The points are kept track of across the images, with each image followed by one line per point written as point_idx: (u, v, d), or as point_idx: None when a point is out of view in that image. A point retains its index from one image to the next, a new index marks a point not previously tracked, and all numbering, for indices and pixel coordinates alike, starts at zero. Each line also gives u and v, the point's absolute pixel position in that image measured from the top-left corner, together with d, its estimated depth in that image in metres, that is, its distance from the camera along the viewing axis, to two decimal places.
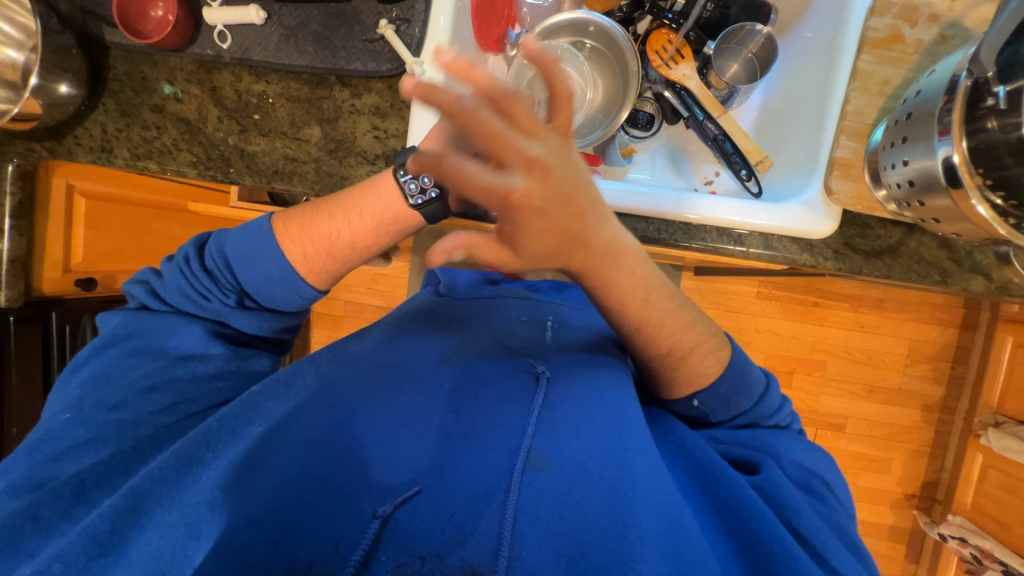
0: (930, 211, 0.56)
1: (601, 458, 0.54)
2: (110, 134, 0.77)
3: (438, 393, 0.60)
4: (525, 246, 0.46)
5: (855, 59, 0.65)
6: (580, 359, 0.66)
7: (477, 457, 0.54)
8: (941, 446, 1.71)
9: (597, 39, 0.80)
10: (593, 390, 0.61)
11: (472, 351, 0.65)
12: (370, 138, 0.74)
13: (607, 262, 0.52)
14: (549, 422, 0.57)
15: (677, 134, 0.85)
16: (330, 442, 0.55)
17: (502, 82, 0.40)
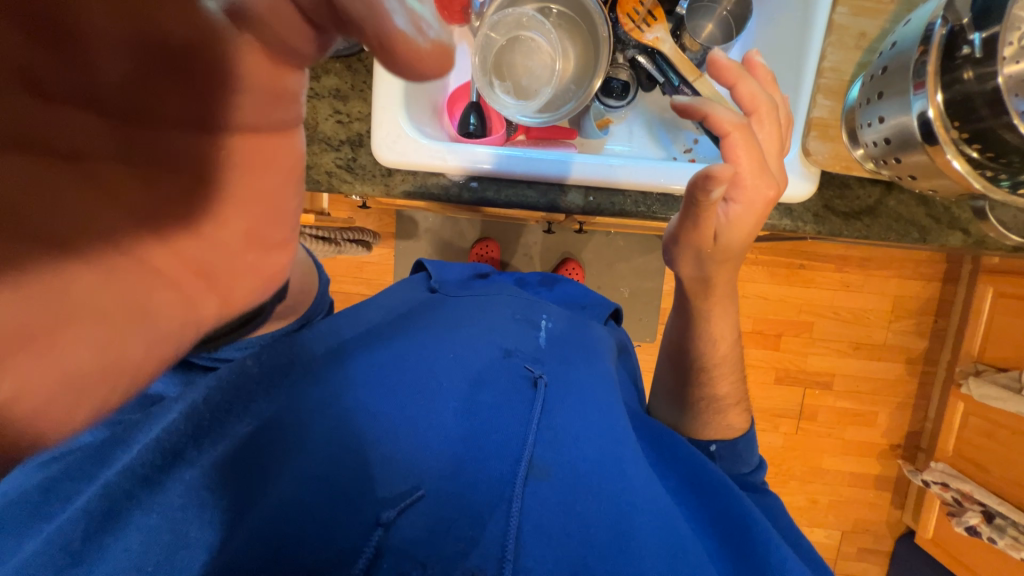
0: (906, 169, 0.56)
1: (600, 457, 0.55)
2: None
3: (437, 397, 0.58)
4: (755, 225, 0.60)
5: (831, 11, 0.62)
6: (573, 364, 0.67)
7: (481, 460, 0.53)
8: (923, 397, 1.77)
9: (563, 4, 0.78)
10: (587, 396, 0.62)
11: (471, 351, 0.64)
12: (333, 123, 0.71)
13: (725, 294, 0.68)
14: (551, 425, 0.57)
15: (653, 102, 0.86)
16: (329, 448, 0.52)
17: (735, 118, 0.54)
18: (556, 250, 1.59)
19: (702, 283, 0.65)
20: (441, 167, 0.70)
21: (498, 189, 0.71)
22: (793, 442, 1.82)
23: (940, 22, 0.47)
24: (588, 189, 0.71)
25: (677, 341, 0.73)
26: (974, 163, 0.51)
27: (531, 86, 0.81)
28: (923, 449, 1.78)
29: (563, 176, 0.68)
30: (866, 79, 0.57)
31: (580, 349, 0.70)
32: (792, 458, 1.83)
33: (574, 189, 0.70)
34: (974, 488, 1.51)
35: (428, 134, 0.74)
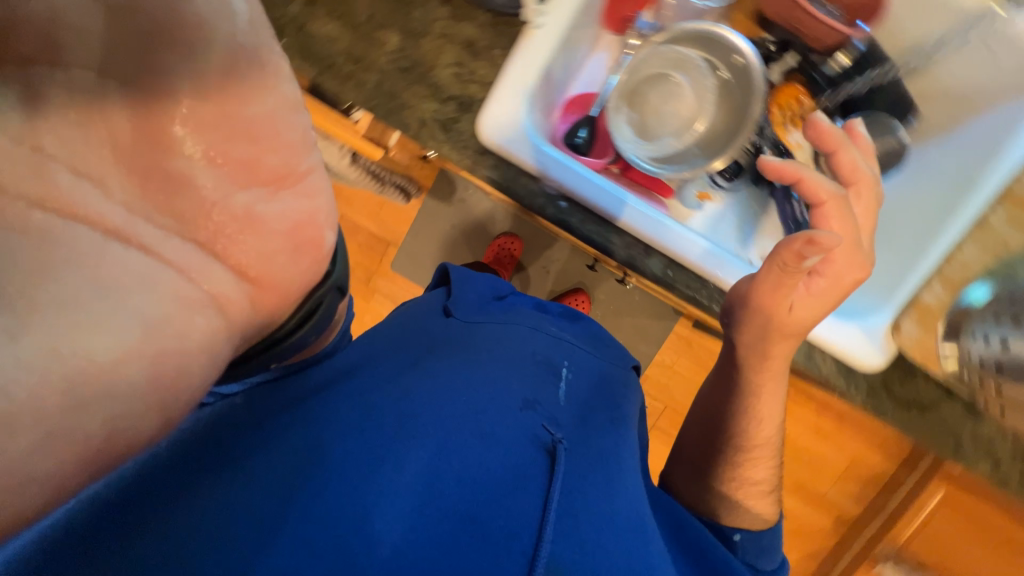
0: (1001, 393, 0.56)
1: (608, 552, 0.50)
2: None
3: (440, 453, 0.49)
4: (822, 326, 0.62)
5: (987, 207, 0.61)
6: (590, 431, 0.61)
7: (483, 544, 0.45)
8: (833, 558, 1.81)
9: (733, 71, 0.71)
10: (598, 476, 0.56)
11: (481, 397, 0.55)
12: (450, 73, 0.64)
13: (778, 381, 0.68)
14: (563, 508, 0.50)
15: (755, 198, 0.80)
16: (312, 505, 0.43)
17: (835, 189, 0.59)
18: (573, 276, 1.55)
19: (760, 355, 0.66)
20: (541, 171, 0.64)
21: (584, 218, 0.66)
22: None
23: None
24: (670, 261, 0.66)
25: (702, 442, 0.73)
26: None
27: (655, 129, 0.76)
28: None
29: (655, 239, 0.64)
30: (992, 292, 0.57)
31: (598, 418, 0.64)
32: None
33: (655, 255, 0.66)
34: None
35: (538, 131, 0.68)
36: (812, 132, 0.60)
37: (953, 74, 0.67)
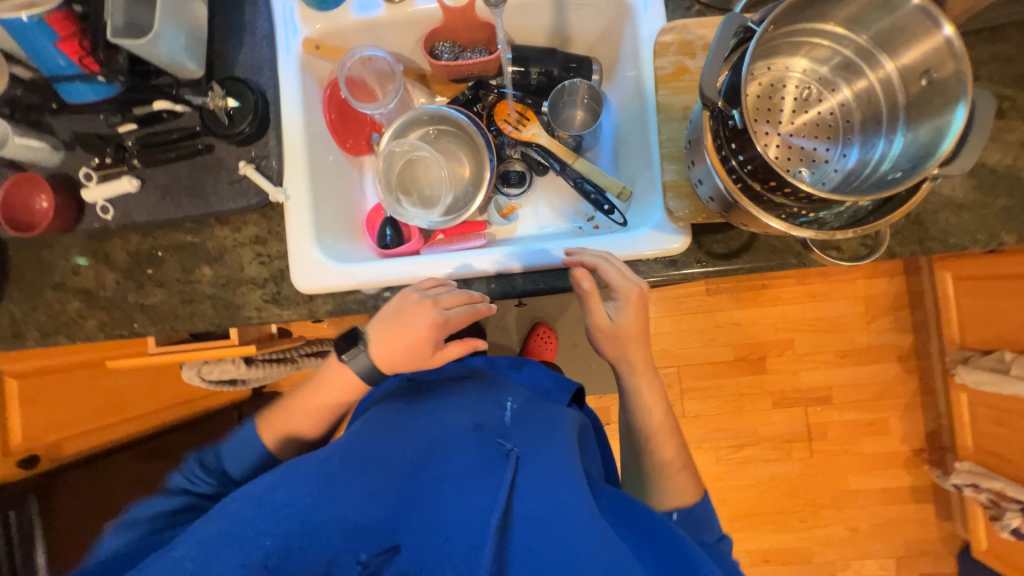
0: (737, 215, 0.59)
1: (557, 515, 0.55)
2: (18, 319, 0.82)
3: (424, 479, 0.61)
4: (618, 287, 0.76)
5: (656, 94, 0.72)
6: (541, 428, 0.68)
7: (450, 513, 0.57)
8: (929, 392, 1.70)
9: (436, 123, 0.90)
10: (564, 474, 0.59)
11: (448, 429, 0.66)
12: (256, 265, 0.79)
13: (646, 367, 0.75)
14: (522, 507, 0.57)
15: (550, 184, 0.95)
16: (328, 507, 0.55)
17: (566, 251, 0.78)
18: (525, 316, 1.63)
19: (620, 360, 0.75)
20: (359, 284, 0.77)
21: None
22: (811, 468, 1.74)
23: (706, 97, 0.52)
24: (488, 278, 0.77)
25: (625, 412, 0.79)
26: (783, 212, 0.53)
27: (433, 193, 0.90)
28: (948, 449, 1.68)
29: (464, 273, 0.76)
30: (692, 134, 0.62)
31: (551, 424, 0.69)
32: (814, 484, 1.73)
33: (479, 278, 0.77)
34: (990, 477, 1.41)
35: (347, 255, 0.82)
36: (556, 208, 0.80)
37: (585, 22, 0.84)
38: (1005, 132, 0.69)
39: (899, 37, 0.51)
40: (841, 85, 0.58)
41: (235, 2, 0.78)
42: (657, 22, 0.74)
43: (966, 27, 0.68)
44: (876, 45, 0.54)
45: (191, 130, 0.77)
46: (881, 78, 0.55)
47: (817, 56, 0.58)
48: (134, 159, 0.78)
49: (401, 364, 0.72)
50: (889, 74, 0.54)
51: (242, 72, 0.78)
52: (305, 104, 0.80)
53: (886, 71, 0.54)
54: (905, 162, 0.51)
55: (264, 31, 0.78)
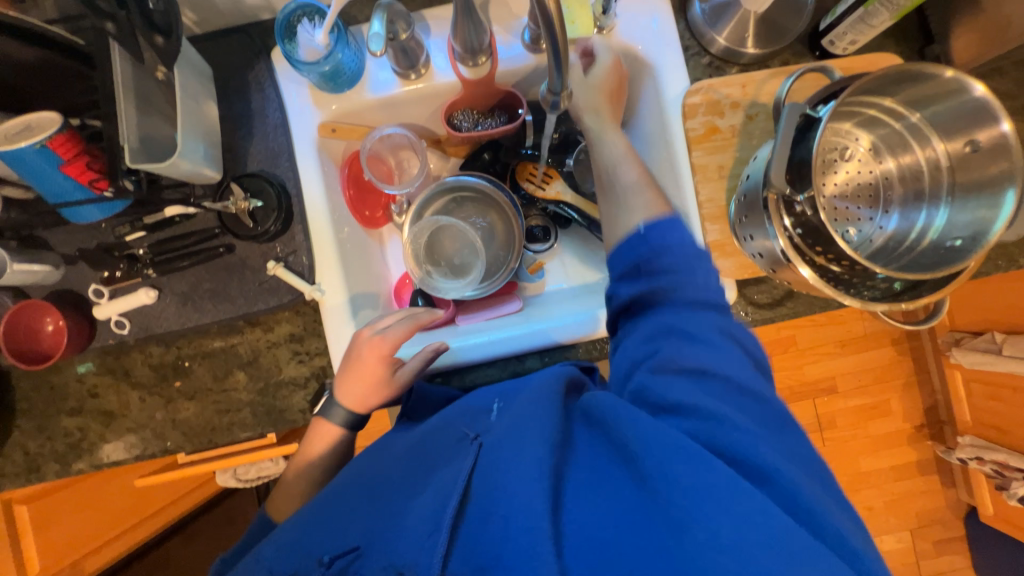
0: (784, 277, 0.61)
1: (518, 481, 0.46)
2: (33, 453, 0.75)
3: (397, 492, 0.57)
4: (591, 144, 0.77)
5: (689, 155, 0.72)
6: (517, 402, 0.58)
7: (417, 509, 0.51)
8: (924, 371, 1.80)
9: (462, 189, 0.88)
10: (534, 431, 0.50)
11: (431, 441, 0.61)
12: (295, 364, 0.75)
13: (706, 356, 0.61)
14: (480, 484, 0.49)
15: (574, 234, 0.96)
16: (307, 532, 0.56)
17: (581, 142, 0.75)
18: None
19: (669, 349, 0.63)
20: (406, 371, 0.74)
21: (462, 374, 0.77)
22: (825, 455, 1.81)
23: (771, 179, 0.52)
24: (540, 351, 0.76)
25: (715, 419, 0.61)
26: (835, 277, 0.55)
27: (463, 261, 0.87)
28: (946, 422, 1.78)
29: (516, 350, 0.75)
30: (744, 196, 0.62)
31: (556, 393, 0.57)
32: None
33: (531, 354, 0.76)
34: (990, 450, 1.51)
35: None
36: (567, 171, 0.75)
37: None
38: None
39: (955, 120, 0.53)
40: (886, 155, 0.60)
41: (240, 91, 0.74)
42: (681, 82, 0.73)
43: (972, 69, 0.71)
44: (924, 122, 0.57)
45: (208, 232, 0.72)
46: (928, 153, 0.57)
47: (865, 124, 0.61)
48: (148, 268, 0.72)
49: (372, 402, 0.71)
50: (937, 152, 0.56)
51: (257, 164, 0.74)
52: (328, 189, 0.76)
53: (935, 149, 0.56)
54: (961, 233, 0.54)
55: (276, 118, 0.74)
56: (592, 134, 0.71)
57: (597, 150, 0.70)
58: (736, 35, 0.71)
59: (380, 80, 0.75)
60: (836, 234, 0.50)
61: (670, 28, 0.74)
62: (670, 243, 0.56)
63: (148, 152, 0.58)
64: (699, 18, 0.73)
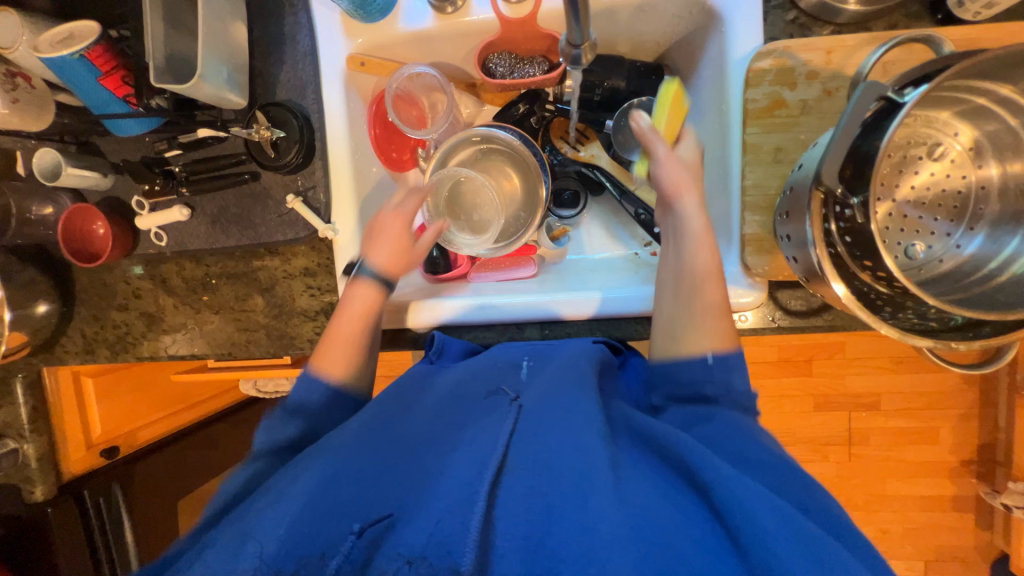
0: (818, 288, 0.54)
1: (565, 463, 0.48)
2: (89, 338, 0.86)
3: (425, 440, 0.56)
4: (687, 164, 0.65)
5: (742, 131, 0.63)
6: (555, 378, 0.58)
7: (459, 453, 0.51)
8: (989, 405, 1.61)
9: (486, 140, 0.82)
10: (582, 418, 0.51)
11: (456, 399, 0.60)
12: (307, 296, 0.79)
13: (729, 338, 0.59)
14: (523, 455, 0.49)
15: (605, 203, 0.89)
16: (323, 495, 0.47)
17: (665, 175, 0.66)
18: None
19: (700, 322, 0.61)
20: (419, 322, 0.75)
21: (461, 332, 0.77)
22: (847, 470, 1.71)
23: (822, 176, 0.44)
24: (542, 323, 0.75)
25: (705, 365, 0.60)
26: (883, 296, 0.48)
27: (482, 217, 0.83)
28: (1000, 463, 1.60)
29: (517, 319, 0.74)
30: (789, 187, 0.54)
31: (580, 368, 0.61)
32: (849, 486, 1.72)
33: (532, 324, 0.75)
34: None
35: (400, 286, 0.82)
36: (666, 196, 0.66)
37: (661, 30, 0.72)
38: None
39: None
40: (989, 159, 0.50)
41: (275, 12, 0.72)
42: (753, 41, 0.62)
43: None
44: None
45: (235, 157, 0.73)
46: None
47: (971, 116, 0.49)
48: (182, 186, 0.76)
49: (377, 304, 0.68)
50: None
51: (284, 93, 0.73)
52: (351, 127, 0.74)
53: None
54: None
55: (306, 46, 0.72)
56: (682, 228, 0.61)
57: (683, 256, 0.61)
58: None
59: (413, 13, 0.70)
60: (882, 247, 0.42)
61: None
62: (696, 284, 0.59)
63: (173, 72, 0.59)
64: None
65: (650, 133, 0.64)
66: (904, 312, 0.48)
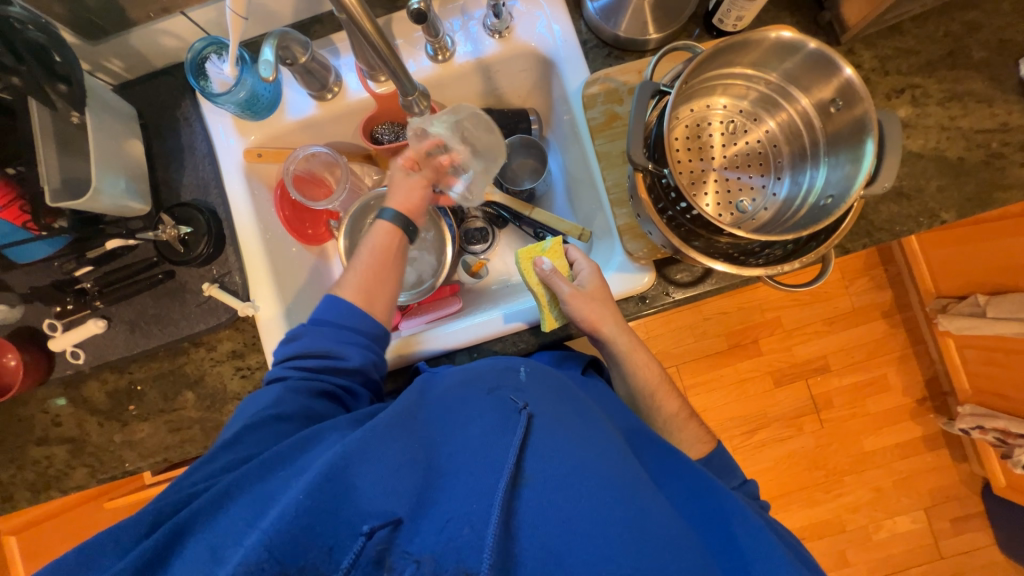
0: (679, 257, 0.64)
1: (579, 470, 0.46)
2: (6, 483, 0.80)
3: (434, 446, 0.51)
4: (591, 298, 0.70)
5: (593, 144, 0.74)
6: (557, 394, 0.58)
7: (472, 458, 0.48)
8: (919, 342, 1.67)
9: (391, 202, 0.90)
10: (594, 439, 0.51)
11: (459, 399, 0.56)
12: (238, 379, 0.79)
13: (671, 389, 0.74)
14: (535, 465, 0.47)
15: (512, 234, 0.97)
16: (335, 487, 0.42)
17: (570, 289, 0.69)
18: None
19: (640, 384, 0.73)
20: None
21: (395, 376, 0.78)
22: (825, 438, 1.67)
23: (634, 156, 0.53)
24: (469, 348, 0.77)
25: (644, 391, 0.73)
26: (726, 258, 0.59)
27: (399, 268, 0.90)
28: (949, 393, 1.64)
29: (445, 346, 0.76)
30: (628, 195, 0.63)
31: (564, 387, 0.61)
32: (831, 454, 1.66)
33: (459, 350, 0.77)
34: (991, 416, 1.43)
35: None
36: (575, 300, 0.69)
37: (514, 81, 0.86)
38: (920, 119, 0.73)
39: (807, 74, 0.56)
40: (767, 118, 0.63)
41: (171, 128, 0.79)
42: (581, 73, 0.75)
43: (852, 37, 0.73)
44: (787, 81, 0.59)
45: (148, 261, 0.76)
46: (797, 108, 0.61)
47: (735, 93, 0.62)
48: (96, 300, 0.76)
49: (392, 243, 0.70)
50: (804, 108, 0.60)
51: (189, 194, 0.78)
52: (258, 212, 0.81)
53: (801, 104, 0.60)
54: (833, 189, 0.56)
55: (204, 150, 0.79)
56: (616, 353, 0.71)
57: (629, 376, 0.73)
58: (635, 23, 0.72)
59: (297, 103, 0.80)
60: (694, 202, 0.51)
61: (566, 24, 0.76)
62: (637, 337, 0.72)
63: (70, 191, 0.63)
64: (595, 16, 0.74)
65: (552, 276, 0.70)
66: (756, 256, 0.59)
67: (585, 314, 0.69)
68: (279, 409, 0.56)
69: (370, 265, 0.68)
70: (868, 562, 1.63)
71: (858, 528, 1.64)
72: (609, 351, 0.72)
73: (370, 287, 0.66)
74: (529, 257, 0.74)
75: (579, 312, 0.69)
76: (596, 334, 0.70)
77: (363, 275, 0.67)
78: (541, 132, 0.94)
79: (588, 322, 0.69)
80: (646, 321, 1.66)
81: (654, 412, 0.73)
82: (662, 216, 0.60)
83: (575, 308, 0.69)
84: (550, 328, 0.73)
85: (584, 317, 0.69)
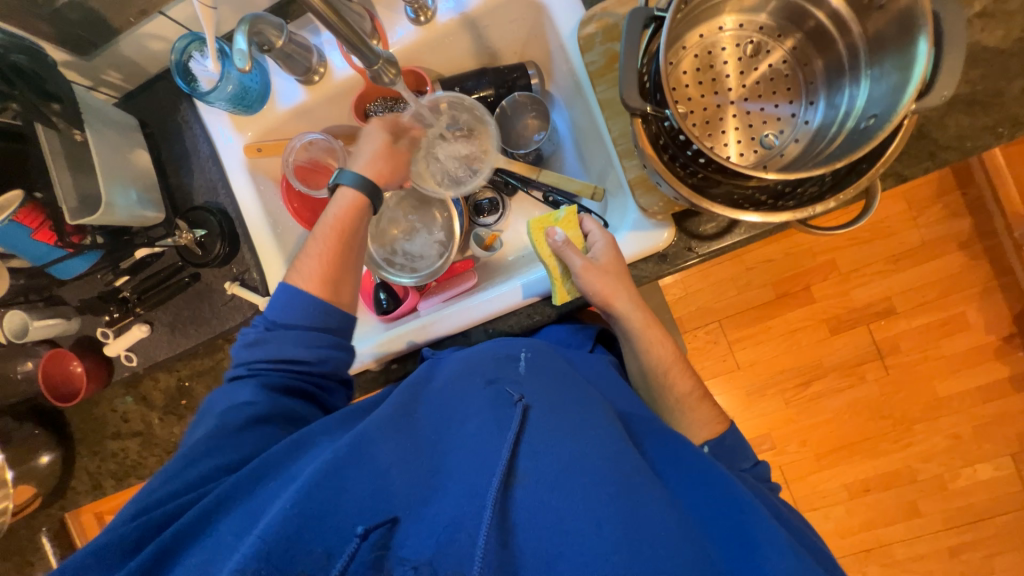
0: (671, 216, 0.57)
1: (574, 465, 0.45)
2: (93, 473, 0.90)
3: (431, 443, 0.51)
4: (604, 272, 0.65)
5: (595, 92, 0.67)
6: (556, 383, 0.57)
7: (466, 457, 0.47)
8: (1005, 273, 1.46)
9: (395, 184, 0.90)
10: (593, 430, 0.50)
11: (457, 393, 0.55)
12: None
13: (686, 368, 0.69)
14: (531, 462, 0.46)
15: (522, 202, 0.93)
16: (323, 491, 0.42)
17: (581, 262, 0.65)
18: None
19: (661, 351, 0.68)
20: (380, 356, 0.77)
21: (414, 358, 0.78)
22: (890, 386, 1.54)
23: (626, 98, 0.46)
24: (483, 324, 0.75)
25: (657, 371, 0.68)
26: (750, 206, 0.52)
27: (410, 248, 0.89)
28: None
29: (457, 324, 0.74)
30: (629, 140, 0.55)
31: (565, 374, 0.60)
32: (897, 402, 1.54)
33: (474, 327, 0.76)
34: None
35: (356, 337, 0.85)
36: (588, 274, 0.65)
37: (505, 34, 0.79)
38: (1001, 4, 0.60)
39: None
40: (792, 34, 0.54)
41: (175, 133, 0.80)
42: (575, 12, 0.68)
43: None
44: None
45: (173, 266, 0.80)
46: (827, 13, 0.51)
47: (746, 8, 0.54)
48: (136, 307, 0.81)
49: (357, 220, 0.67)
50: (836, 11, 0.50)
51: (200, 197, 0.80)
52: (265, 207, 0.81)
53: (831, 8, 0.50)
54: (876, 107, 0.47)
55: (206, 151, 0.80)
56: (629, 329, 0.67)
57: (641, 354, 0.68)
58: None
59: (287, 91, 0.78)
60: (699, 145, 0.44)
61: None
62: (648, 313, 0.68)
63: (86, 207, 0.66)
64: None
65: (565, 248, 0.67)
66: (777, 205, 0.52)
67: (597, 289, 0.65)
68: (254, 406, 0.58)
69: (334, 244, 0.65)
70: (942, 513, 1.52)
71: (932, 478, 1.52)
72: (622, 328, 0.68)
73: (331, 275, 0.65)
74: (541, 227, 0.70)
75: (590, 285, 0.65)
76: (607, 309, 0.66)
77: (323, 263, 0.64)
78: (543, 87, 0.87)
79: (599, 298, 0.65)
80: (683, 277, 1.57)
81: (669, 390, 0.68)
82: (673, 168, 0.53)
83: (588, 282, 0.65)
84: (562, 302, 0.70)
85: (597, 292, 0.65)
